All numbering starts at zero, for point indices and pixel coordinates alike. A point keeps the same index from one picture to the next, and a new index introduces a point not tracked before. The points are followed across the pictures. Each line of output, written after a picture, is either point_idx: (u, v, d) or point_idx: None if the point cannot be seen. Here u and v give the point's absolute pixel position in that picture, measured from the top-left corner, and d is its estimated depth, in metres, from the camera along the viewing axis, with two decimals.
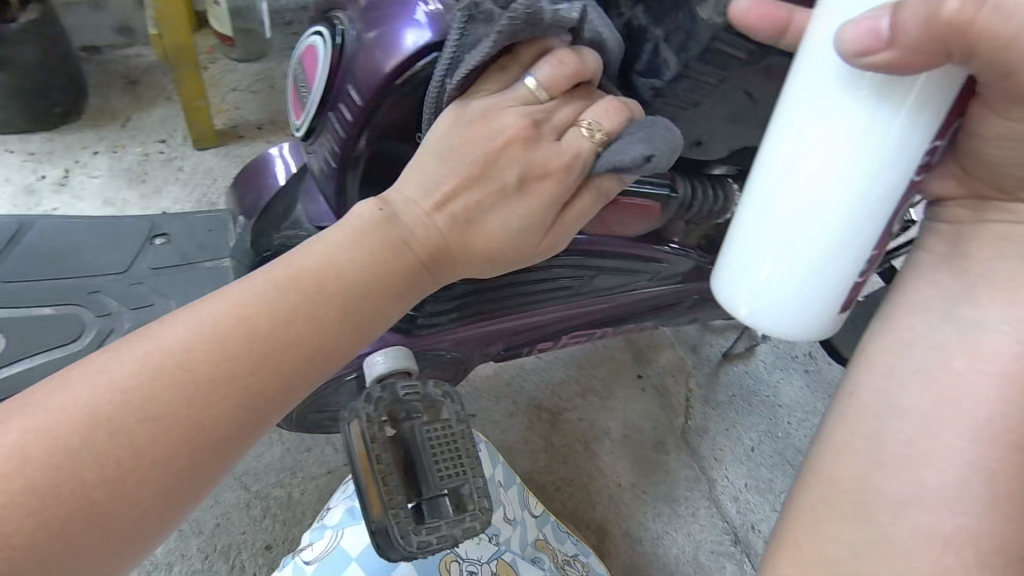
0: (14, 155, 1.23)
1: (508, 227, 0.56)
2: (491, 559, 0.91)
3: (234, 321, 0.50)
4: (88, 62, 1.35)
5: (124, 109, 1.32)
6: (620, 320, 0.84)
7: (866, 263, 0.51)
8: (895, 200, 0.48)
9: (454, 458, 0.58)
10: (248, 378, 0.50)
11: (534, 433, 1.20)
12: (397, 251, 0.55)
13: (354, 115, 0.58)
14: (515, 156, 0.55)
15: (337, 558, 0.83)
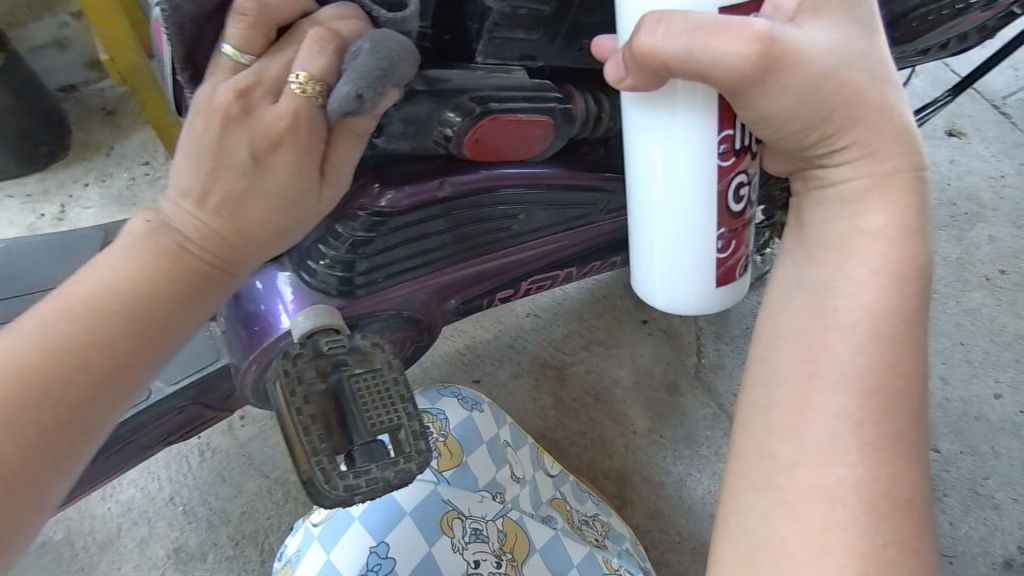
0: (14, 200, 1.29)
1: (267, 205, 0.51)
2: (496, 516, 0.89)
3: (123, 283, 0.48)
4: (67, 101, 1.40)
5: (107, 140, 1.37)
6: (583, 258, 0.82)
7: (722, 245, 0.52)
8: (719, 191, 0.49)
9: (389, 406, 0.53)
10: (126, 332, 0.48)
11: (542, 391, 1.18)
12: (179, 257, 0.50)
13: (201, 76, 0.53)
14: (240, 136, 0.49)
15: (341, 519, 0.85)
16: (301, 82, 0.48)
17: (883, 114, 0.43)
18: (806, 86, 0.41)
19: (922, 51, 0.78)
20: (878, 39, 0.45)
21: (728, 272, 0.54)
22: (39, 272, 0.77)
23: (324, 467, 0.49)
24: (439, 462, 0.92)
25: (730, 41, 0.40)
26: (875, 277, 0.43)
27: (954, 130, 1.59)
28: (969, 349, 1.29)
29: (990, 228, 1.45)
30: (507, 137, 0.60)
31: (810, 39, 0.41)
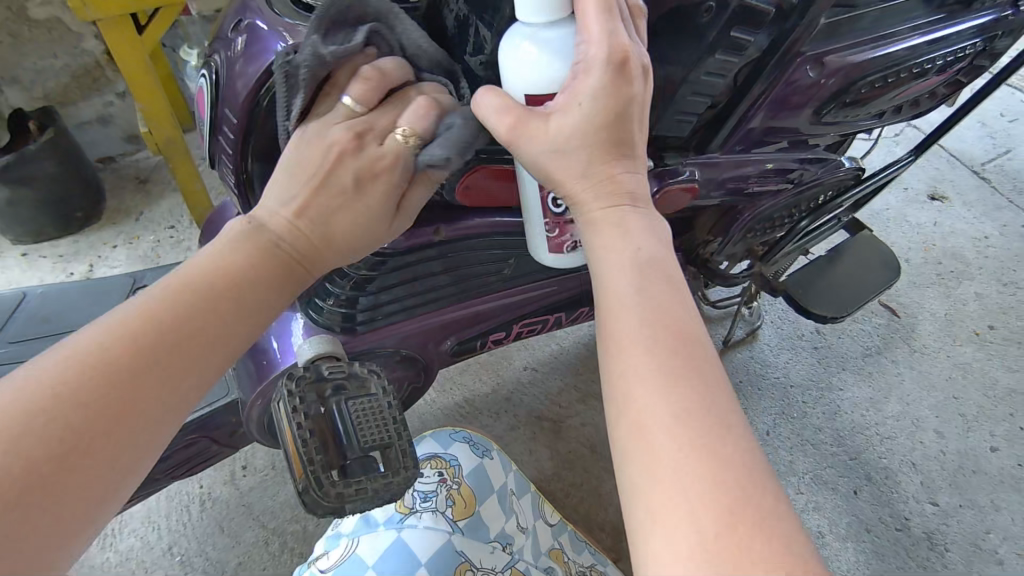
0: (46, 260, 1.38)
1: (357, 226, 0.55)
2: (505, 567, 0.90)
3: (205, 279, 0.50)
4: (104, 171, 1.53)
5: (137, 206, 1.48)
6: (570, 304, 0.88)
7: (550, 232, 0.62)
8: (536, 195, 0.59)
9: (382, 426, 0.59)
10: (208, 321, 0.49)
11: (538, 443, 1.20)
12: (271, 255, 0.54)
13: (235, 137, 0.60)
14: (350, 166, 0.54)
15: (352, 565, 0.85)
16: (402, 136, 0.55)
17: (592, 172, 0.49)
18: (535, 159, 0.50)
19: (874, 117, 0.86)
20: (628, 124, 0.49)
21: (554, 246, 0.63)
22: (68, 314, 0.84)
23: (319, 474, 0.53)
24: (454, 511, 0.93)
25: (498, 118, 0.50)
26: (619, 269, 0.48)
27: (936, 195, 1.67)
28: (963, 403, 1.31)
29: (976, 286, 1.49)
30: (493, 183, 0.65)
31: (550, 123, 0.49)
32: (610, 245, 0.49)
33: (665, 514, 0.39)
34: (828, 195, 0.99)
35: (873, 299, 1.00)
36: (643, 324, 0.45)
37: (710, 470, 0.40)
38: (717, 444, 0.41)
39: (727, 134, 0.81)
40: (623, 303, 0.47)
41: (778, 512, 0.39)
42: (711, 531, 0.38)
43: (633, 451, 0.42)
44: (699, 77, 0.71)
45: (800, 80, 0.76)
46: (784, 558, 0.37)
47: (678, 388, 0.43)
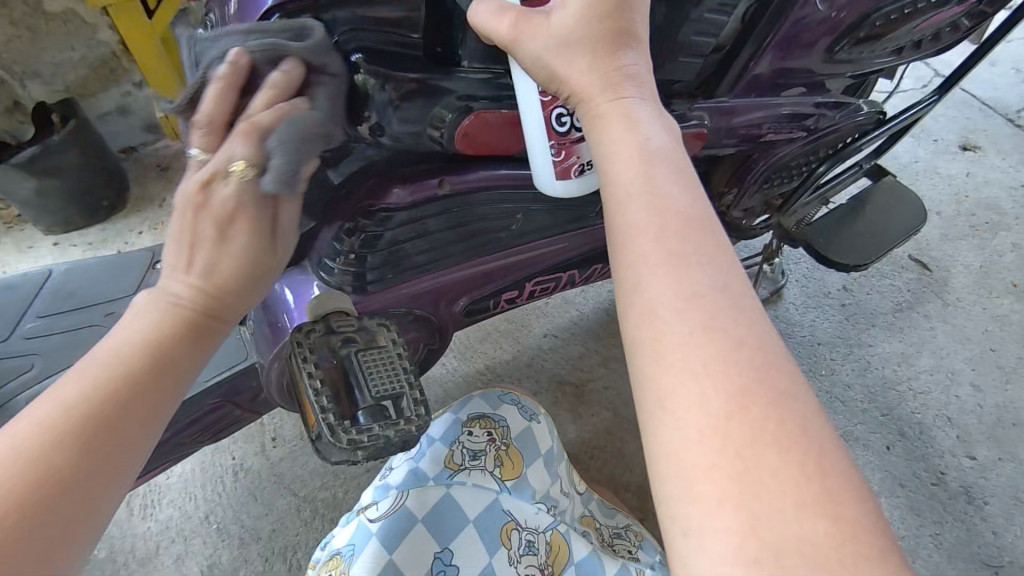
0: (77, 248, 1.42)
1: (238, 264, 0.50)
2: (548, 527, 0.88)
3: (117, 361, 0.44)
4: (127, 161, 1.56)
5: (159, 194, 1.51)
6: (582, 262, 0.88)
7: (555, 154, 0.61)
8: (542, 114, 0.59)
9: (392, 377, 0.59)
10: (123, 407, 0.43)
11: (561, 407, 1.20)
12: (175, 316, 0.48)
13: None
14: (206, 219, 0.50)
15: (403, 519, 0.84)
16: (236, 168, 0.50)
17: (593, 61, 0.50)
18: (536, 57, 0.52)
19: (893, 53, 0.83)
20: (629, 14, 0.51)
21: (561, 171, 0.63)
22: (93, 290, 0.86)
23: (330, 422, 0.55)
24: (501, 471, 0.91)
25: (496, 23, 0.53)
26: (625, 155, 0.47)
27: (968, 144, 1.60)
28: (1001, 355, 1.26)
29: (1012, 236, 1.43)
30: (495, 133, 0.65)
31: (549, 22, 0.51)
32: (616, 130, 0.48)
33: (673, 402, 0.39)
34: (851, 140, 0.95)
35: (898, 246, 0.97)
36: (650, 208, 0.45)
37: (722, 352, 0.40)
38: (727, 325, 0.41)
39: (734, 78, 0.79)
40: (628, 187, 0.46)
41: (790, 389, 0.40)
42: (722, 412, 0.38)
43: (643, 341, 0.42)
44: (704, 14, 0.69)
45: (808, 14, 0.73)
46: (796, 435, 0.38)
47: (690, 269, 0.42)
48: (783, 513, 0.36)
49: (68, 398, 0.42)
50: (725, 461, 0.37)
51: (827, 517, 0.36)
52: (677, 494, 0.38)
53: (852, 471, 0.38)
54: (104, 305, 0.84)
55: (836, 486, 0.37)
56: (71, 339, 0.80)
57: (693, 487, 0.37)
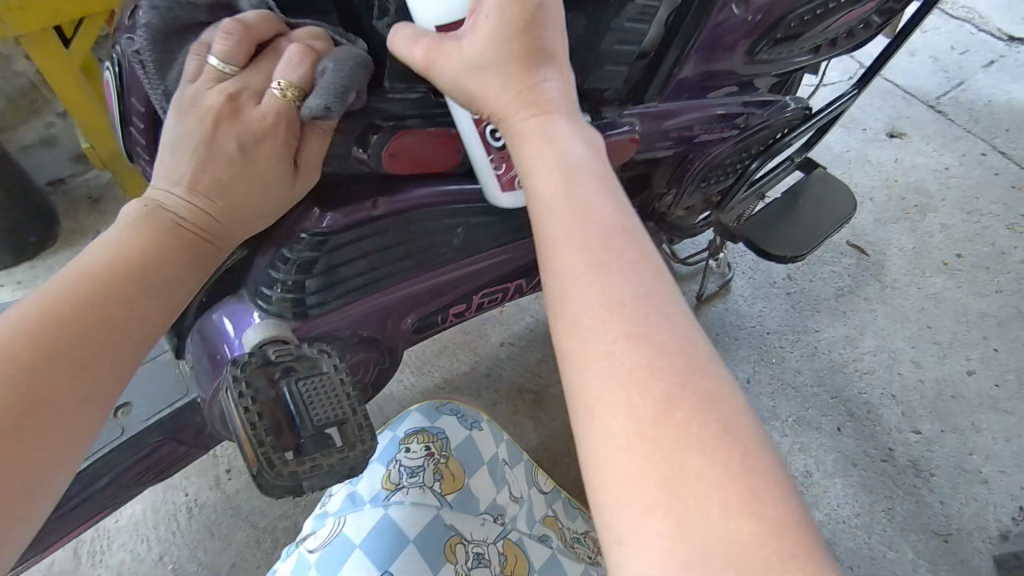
0: (5, 289, 1.35)
1: (257, 185, 0.59)
2: (497, 538, 0.87)
3: (120, 256, 0.54)
4: (54, 195, 1.49)
5: (93, 226, 1.45)
6: (529, 270, 0.88)
7: (496, 167, 0.63)
8: (475, 132, 0.60)
9: (335, 403, 0.58)
10: (128, 295, 0.53)
11: (522, 416, 1.20)
12: (176, 232, 0.57)
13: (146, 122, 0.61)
14: (228, 133, 0.57)
15: (341, 545, 0.82)
16: (282, 88, 0.57)
17: (506, 77, 0.51)
18: (452, 82, 0.53)
19: (808, 52, 0.86)
20: (542, 24, 0.51)
21: (506, 182, 0.64)
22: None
23: (269, 454, 0.54)
24: (442, 486, 0.89)
25: (409, 48, 0.54)
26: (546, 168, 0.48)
27: (895, 132, 1.67)
28: (937, 332, 1.32)
29: (941, 218, 1.50)
30: (424, 147, 0.65)
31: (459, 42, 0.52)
32: (535, 143, 0.49)
33: (600, 410, 0.40)
34: (783, 136, 0.98)
35: (833, 234, 1.00)
36: (571, 219, 0.45)
37: (646, 359, 0.40)
38: (651, 331, 0.41)
39: (662, 82, 0.80)
40: (551, 201, 0.47)
41: (715, 390, 0.40)
42: (647, 418, 0.39)
43: (570, 352, 0.42)
44: (624, 23, 0.68)
45: (725, 19, 0.75)
46: (720, 436, 0.38)
47: (611, 277, 0.43)
48: (707, 516, 0.36)
49: (83, 281, 0.51)
50: (652, 467, 0.38)
51: (752, 516, 0.36)
52: (608, 502, 0.38)
53: (781, 472, 0.39)
54: None
55: (761, 485, 0.37)
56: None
57: (621, 494, 0.38)
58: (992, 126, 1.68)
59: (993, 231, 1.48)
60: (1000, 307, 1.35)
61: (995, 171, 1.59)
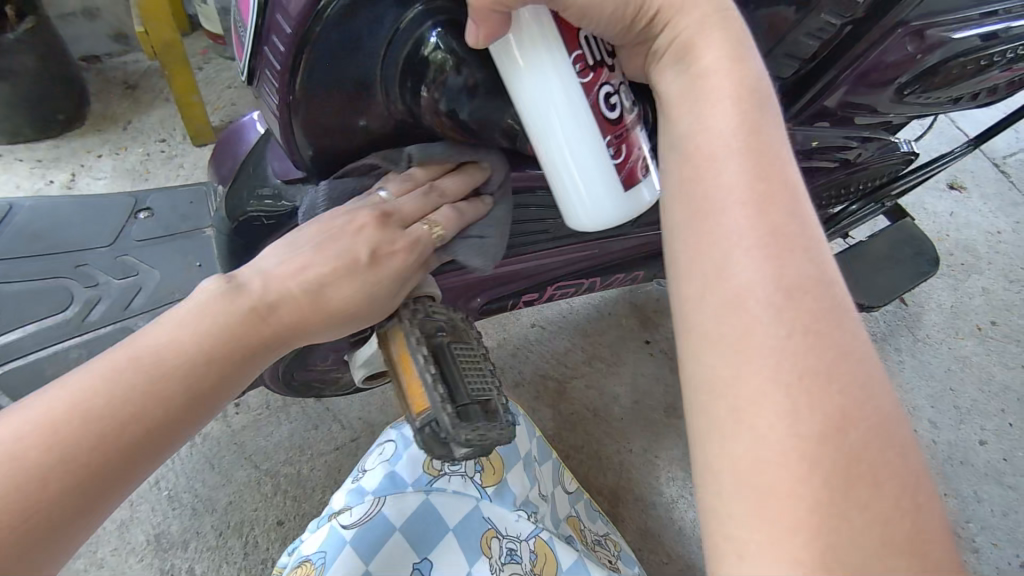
0: (23, 164, 1.27)
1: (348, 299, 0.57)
2: (531, 536, 0.85)
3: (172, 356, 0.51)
4: (87, 72, 1.39)
5: (125, 114, 1.36)
6: (606, 270, 0.84)
7: (612, 152, 0.52)
8: (590, 103, 0.50)
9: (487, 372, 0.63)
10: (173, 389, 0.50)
11: (542, 402, 1.18)
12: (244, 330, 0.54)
13: (282, 58, 0.49)
14: (366, 238, 0.58)
15: (379, 526, 0.80)
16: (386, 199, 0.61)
17: (696, 9, 0.48)
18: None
19: (951, 99, 0.80)
20: None
21: (625, 177, 0.53)
22: (71, 232, 0.83)
23: (449, 412, 0.57)
24: (483, 476, 0.87)
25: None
26: (728, 101, 0.46)
27: (954, 184, 1.64)
28: (959, 396, 1.32)
29: (983, 281, 1.49)
30: None
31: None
32: (720, 79, 0.47)
33: (753, 415, 0.38)
34: (889, 174, 0.94)
35: (904, 291, 0.95)
36: (752, 178, 0.43)
37: (823, 361, 0.39)
38: (831, 335, 0.40)
39: (803, 104, 0.75)
40: (724, 148, 0.45)
41: (891, 418, 0.39)
42: (814, 436, 0.37)
43: (726, 336, 0.41)
44: (797, 38, 0.62)
45: (893, 51, 0.69)
46: (890, 466, 0.37)
47: (789, 263, 0.41)
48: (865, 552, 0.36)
49: (133, 375, 0.49)
50: (807, 490, 0.36)
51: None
52: (747, 517, 0.38)
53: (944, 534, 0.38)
54: (79, 254, 0.82)
55: (926, 524, 0.37)
56: (36, 290, 0.78)
57: (762, 516, 0.37)
58: None
59: None
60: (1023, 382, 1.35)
61: None
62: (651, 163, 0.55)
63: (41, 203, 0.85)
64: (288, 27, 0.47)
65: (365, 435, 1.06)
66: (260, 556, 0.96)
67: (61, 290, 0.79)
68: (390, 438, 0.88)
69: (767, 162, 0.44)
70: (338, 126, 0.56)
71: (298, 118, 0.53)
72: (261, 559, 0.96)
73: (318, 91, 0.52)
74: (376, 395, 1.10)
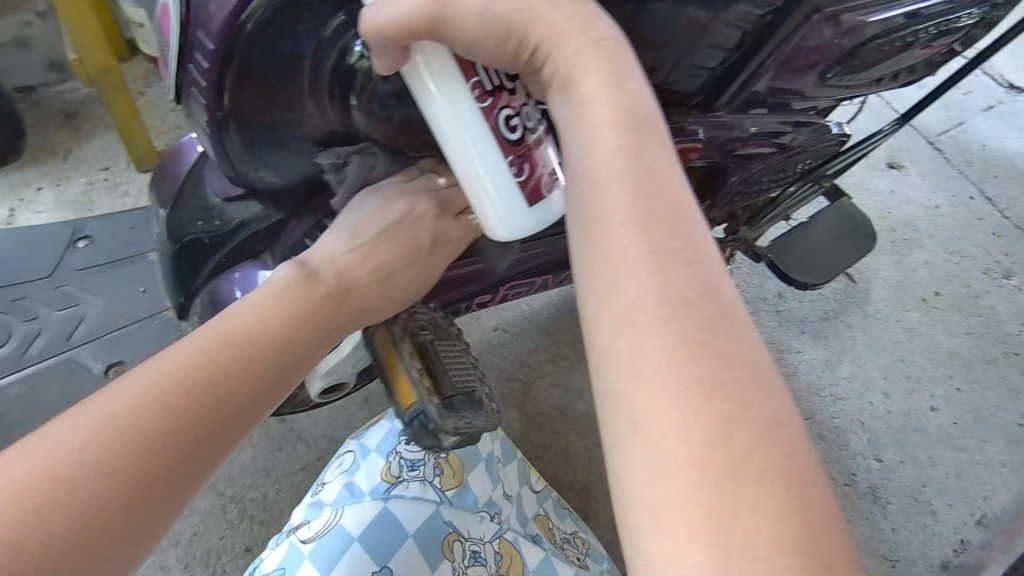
0: None
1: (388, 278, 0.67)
2: (494, 537, 0.87)
3: (179, 378, 0.53)
4: (23, 103, 1.36)
5: (65, 144, 1.33)
6: (558, 267, 0.86)
7: (518, 171, 0.55)
8: (491, 125, 0.53)
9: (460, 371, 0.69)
10: (187, 413, 0.52)
11: (509, 404, 1.18)
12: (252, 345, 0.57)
13: (209, 74, 0.50)
14: (411, 226, 0.67)
15: (336, 538, 0.80)
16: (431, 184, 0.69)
17: (573, 39, 0.49)
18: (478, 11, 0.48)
19: (873, 81, 0.84)
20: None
21: (532, 195, 0.56)
22: (7, 266, 0.81)
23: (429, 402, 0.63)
24: (443, 480, 0.87)
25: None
26: (609, 127, 0.48)
27: (892, 163, 1.71)
28: (909, 366, 1.38)
29: (925, 254, 1.56)
30: None
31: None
32: (601, 106, 0.48)
33: (648, 423, 0.40)
34: (826, 155, 0.98)
35: (843, 270, 0.99)
36: (636, 201, 0.45)
37: (707, 370, 0.41)
38: (716, 343, 0.42)
39: (732, 94, 0.77)
40: (608, 172, 0.47)
41: (779, 414, 0.41)
42: (703, 440, 0.39)
43: (618, 350, 0.43)
44: (714, 32, 0.65)
45: (813, 37, 0.71)
46: (778, 464, 0.39)
47: (672, 277, 0.43)
48: (756, 549, 0.37)
49: (145, 393, 0.51)
50: (701, 497, 0.39)
51: (810, 556, 0.38)
52: (648, 523, 0.40)
53: (837, 512, 0.40)
54: (17, 287, 0.80)
55: (816, 521, 0.39)
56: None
57: (662, 519, 0.39)
58: (984, 171, 1.73)
59: (970, 274, 1.53)
60: (967, 348, 1.42)
61: (979, 216, 1.64)
62: (559, 178, 0.58)
63: None
64: (212, 44, 0.48)
65: (333, 450, 1.06)
66: None
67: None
68: (350, 448, 0.90)
69: (651, 180, 0.46)
70: (273, 141, 0.57)
71: (230, 133, 0.54)
72: None
73: (247, 107, 0.52)
74: (341, 410, 1.10)
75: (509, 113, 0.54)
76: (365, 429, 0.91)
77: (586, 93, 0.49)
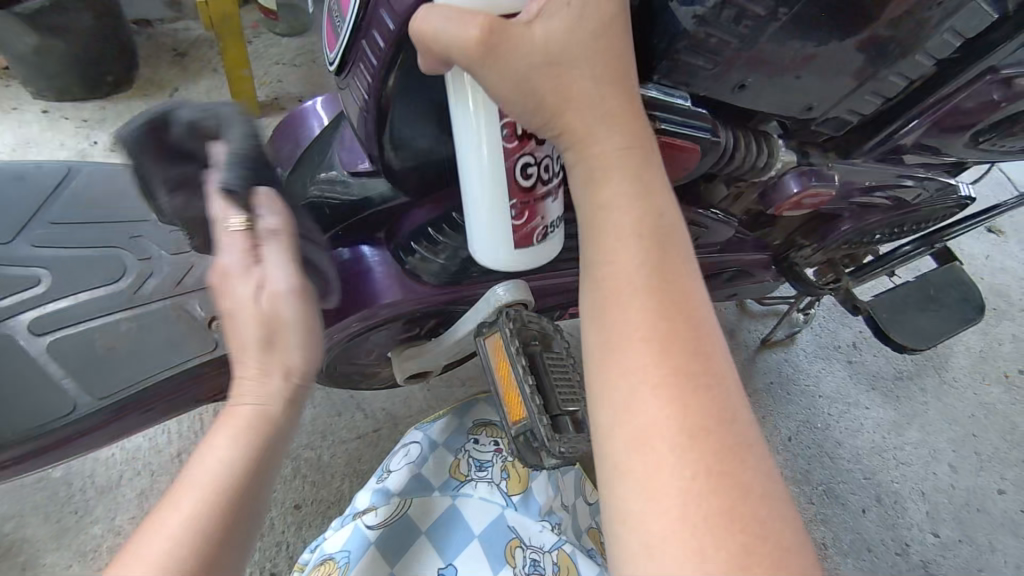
0: (70, 122, 1.27)
1: None
2: (554, 547, 0.84)
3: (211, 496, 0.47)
4: (139, 35, 1.40)
5: (173, 81, 1.36)
6: None
7: (517, 215, 0.54)
8: (506, 166, 0.51)
9: (569, 388, 0.62)
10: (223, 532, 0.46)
11: None
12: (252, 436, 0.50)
13: (381, 53, 0.49)
14: None
15: (402, 528, 0.82)
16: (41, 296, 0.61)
17: (606, 134, 0.46)
18: (517, 71, 0.44)
19: (1022, 149, 0.80)
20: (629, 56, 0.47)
21: (521, 238, 0.55)
22: (128, 206, 0.86)
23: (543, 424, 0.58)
24: (508, 485, 0.88)
25: (462, 30, 0.43)
26: (632, 237, 0.44)
27: (992, 227, 1.62)
28: (980, 442, 1.31)
29: (1014, 327, 1.48)
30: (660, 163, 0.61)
31: (531, 31, 0.44)
32: (625, 208, 0.44)
33: (664, 555, 0.37)
34: (951, 215, 0.94)
35: (947, 338, 0.95)
36: (656, 317, 0.42)
37: (726, 504, 0.38)
38: (734, 473, 0.39)
39: (879, 142, 0.74)
40: (630, 282, 0.43)
41: (800, 550, 0.38)
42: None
43: (634, 474, 0.39)
44: (888, 76, 0.61)
45: (973, 98, 0.69)
46: None
47: (695, 402, 0.40)
48: None
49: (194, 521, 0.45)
50: None
51: None
52: None
53: None
54: (133, 222, 0.85)
55: None
56: (91, 257, 0.81)
57: None
58: None
59: None
60: None
61: None
62: (551, 232, 0.57)
63: (104, 170, 0.90)
64: (391, 26, 0.48)
65: (388, 426, 1.06)
66: (275, 538, 0.96)
67: (113, 258, 0.81)
68: (415, 439, 0.92)
69: (675, 295, 0.43)
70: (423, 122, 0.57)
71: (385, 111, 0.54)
72: (277, 539, 0.96)
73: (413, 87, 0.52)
74: (403, 388, 1.10)
75: (530, 159, 0.52)
76: (432, 423, 0.93)
77: (614, 190, 0.45)
